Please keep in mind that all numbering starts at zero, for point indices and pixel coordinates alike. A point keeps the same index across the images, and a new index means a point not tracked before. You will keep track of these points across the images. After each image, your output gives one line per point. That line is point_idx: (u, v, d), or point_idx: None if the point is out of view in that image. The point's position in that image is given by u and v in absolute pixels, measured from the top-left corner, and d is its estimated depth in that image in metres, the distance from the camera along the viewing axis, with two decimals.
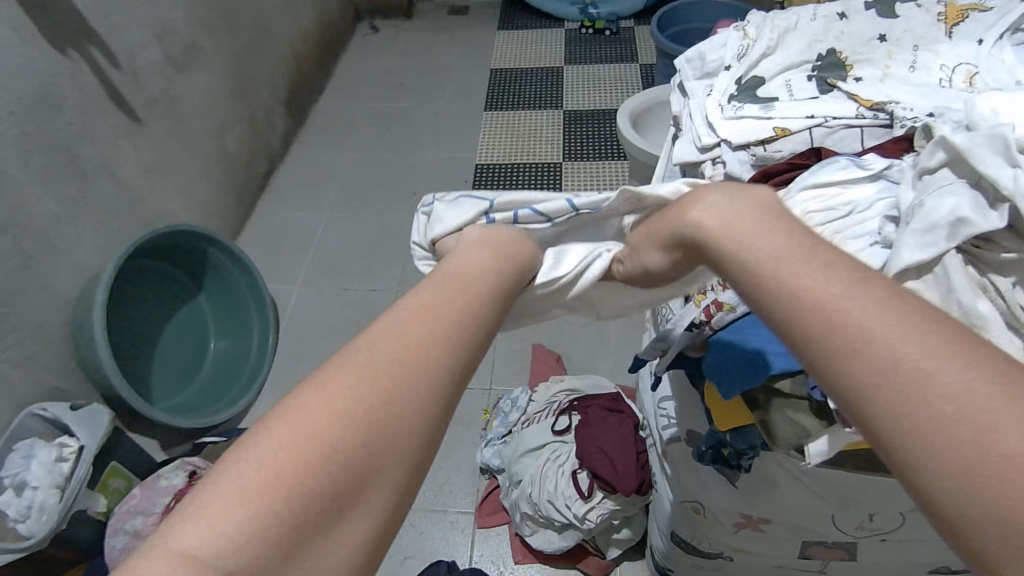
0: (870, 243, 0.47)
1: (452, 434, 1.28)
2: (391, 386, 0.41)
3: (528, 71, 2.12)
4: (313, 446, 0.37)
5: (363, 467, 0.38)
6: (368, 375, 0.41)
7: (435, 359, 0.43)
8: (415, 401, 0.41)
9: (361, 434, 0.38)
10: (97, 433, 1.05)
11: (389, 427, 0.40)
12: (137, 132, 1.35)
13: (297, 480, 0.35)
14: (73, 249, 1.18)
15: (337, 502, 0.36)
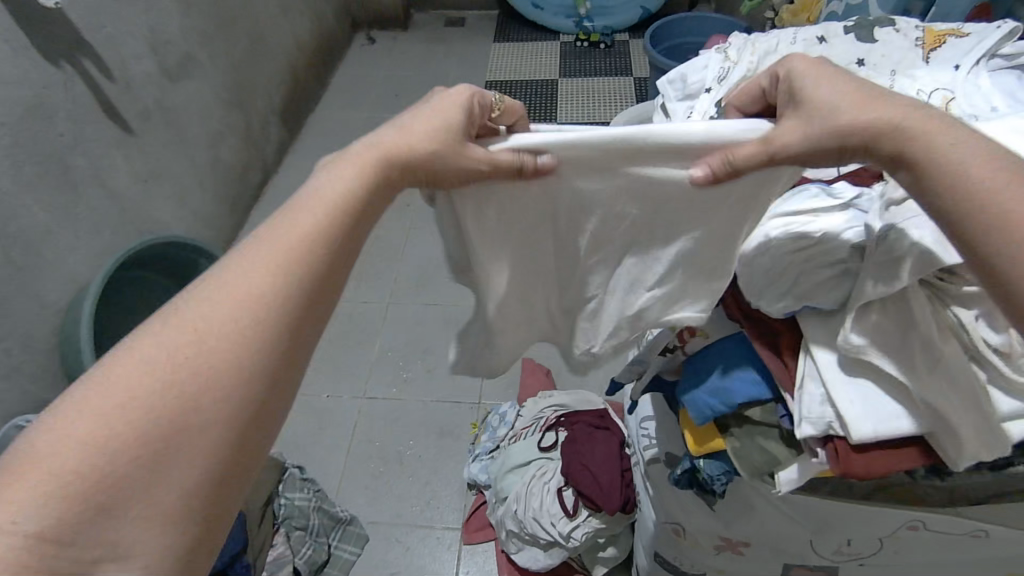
0: None
1: (441, 448, 1.28)
2: (210, 351, 0.37)
3: (524, 83, 2.14)
4: (135, 386, 0.35)
5: (167, 441, 0.35)
6: (184, 336, 0.37)
7: (259, 305, 0.39)
8: (231, 365, 0.37)
9: (194, 371, 0.37)
10: None
11: (201, 402, 0.36)
12: (130, 143, 1.35)
13: (118, 441, 0.34)
14: (64, 260, 1.18)
15: (154, 459, 0.35)
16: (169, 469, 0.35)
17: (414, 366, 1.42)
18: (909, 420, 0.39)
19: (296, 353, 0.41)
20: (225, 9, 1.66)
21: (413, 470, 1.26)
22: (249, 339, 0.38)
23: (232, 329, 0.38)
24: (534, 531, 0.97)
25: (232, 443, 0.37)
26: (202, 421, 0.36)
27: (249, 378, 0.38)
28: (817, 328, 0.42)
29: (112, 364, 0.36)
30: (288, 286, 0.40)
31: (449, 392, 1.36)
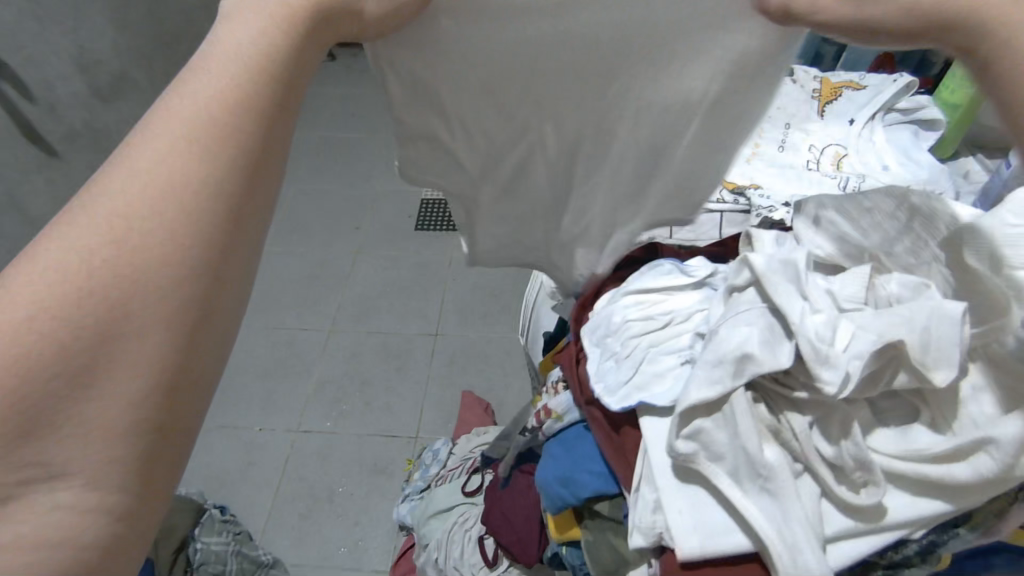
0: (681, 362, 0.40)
1: (372, 486, 1.24)
2: (135, 233, 0.31)
3: None
4: (41, 276, 0.30)
5: (93, 355, 0.30)
6: (100, 219, 0.31)
7: (194, 184, 0.32)
8: (168, 240, 0.31)
9: (124, 240, 0.31)
10: None
11: (123, 298, 0.30)
12: (54, 167, 1.30)
13: (34, 347, 0.29)
14: None
15: (91, 363, 0.30)
16: (109, 379, 0.30)
17: (352, 398, 1.37)
18: (739, 534, 0.36)
19: (253, 218, 0.35)
20: (166, 27, 1.61)
21: (344, 509, 1.22)
22: (181, 210, 0.32)
23: (157, 185, 0.32)
24: None
25: (185, 328, 0.32)
26: (134, 314, 0.31)
27: (197, 252, 0.32)
28: (654, 423, 0.39)
29: (13, 266, 0.30)
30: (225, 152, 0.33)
31: (385, 427, 1.32)
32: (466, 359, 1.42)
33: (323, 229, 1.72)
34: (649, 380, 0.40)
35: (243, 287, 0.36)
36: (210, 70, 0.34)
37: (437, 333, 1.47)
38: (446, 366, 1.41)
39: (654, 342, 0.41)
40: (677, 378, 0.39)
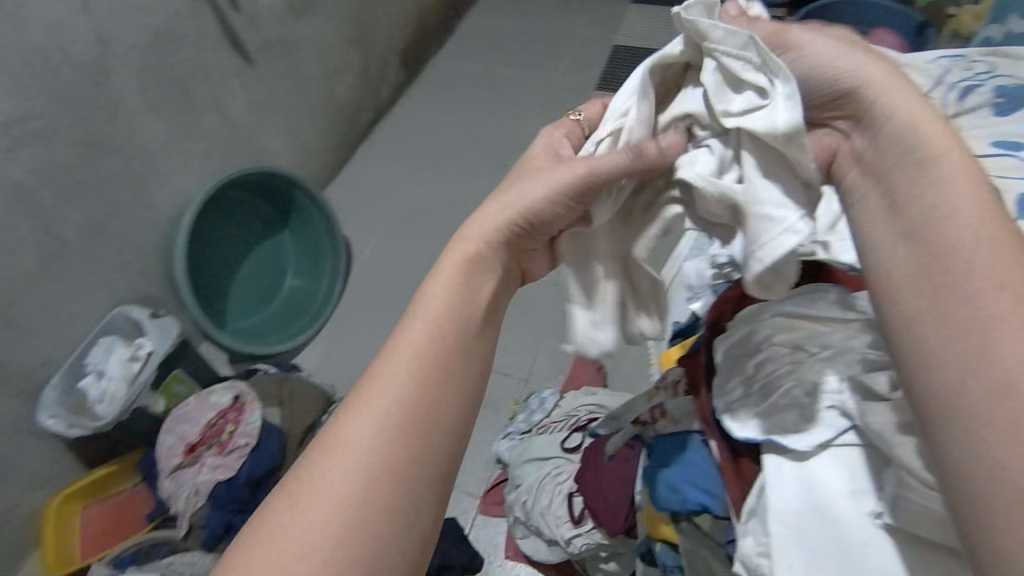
0: (826, 405, 0.49)
1: (480, 416, 1.30)
2: (372, 428, 0.45)
3: (655, 53, 1.98)
4: (330, 472, 0.44)
5: (364, 501, 0.43)
6: (391, 397, 0.47)
7: (400, 409, 0.46)
8: (438, 406, 0.48)
9: (376, 452, 0.45)
10: (167, 343, 1.21)
11: (422, 437, 0.47)
12: (249, 74, 1.39)
13: (344, 503, 0.43)
14: (177, 174, 1.29)
15: (384, 495, 0.44)
16: (389, 489, 0.44)
17: None
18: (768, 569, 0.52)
19: (428, 434, 0.47)
20: None
21: None
22: (435, 389, 0.48)
23: (398, 394, 0.47)
24: (539, 526, 1.01)
25: (421, 517, 0.45)
26: (442, 432, 0.47)
27: (453, 411, 0.49)
28: (777, 461, 0.50)
29: (329, 480, 0.44)
30: (456, 362, 0.50)
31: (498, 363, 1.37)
32: None
33: (477, 165, 1.77)
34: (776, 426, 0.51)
35: (430, 492, 0.46)
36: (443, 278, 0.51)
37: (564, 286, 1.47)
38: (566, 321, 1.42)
39: (792, 370, 0.52)
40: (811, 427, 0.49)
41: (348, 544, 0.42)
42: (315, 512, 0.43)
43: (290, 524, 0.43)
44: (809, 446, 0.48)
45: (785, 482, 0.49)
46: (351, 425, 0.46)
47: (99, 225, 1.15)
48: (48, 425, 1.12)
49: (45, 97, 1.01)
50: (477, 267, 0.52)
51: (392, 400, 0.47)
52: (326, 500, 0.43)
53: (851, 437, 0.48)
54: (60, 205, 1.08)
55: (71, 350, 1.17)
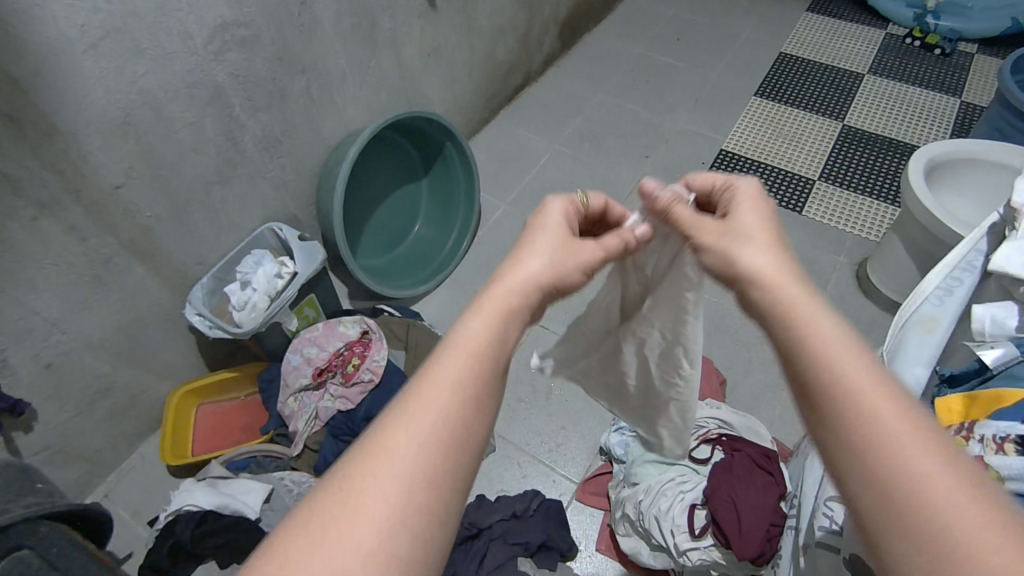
0: None
1: (589, 403, 1.28)
2: (397, 463, 0.43)
3: (823, 65, 1.89)
4: (357, 510, 0.41)
5: (391, 544, 0.41)
6: (434, 416, 0.45)
7: (435, 445, 0.45)
8: (478, 420, 0.48)
9: (404, 485, 0.42)
10: (311, 266, 1.23)
11: (454, 464, 0.45)
12: (429, 17, 1.41)
13: (369, 547, 0.40)
14: (346, 104, 1.32)
15: (414, 532, 0.42)
16: (415, 527, 0.42)
17: None
18: None
19: (456, 473, 0.45)
20: None
21: (557, 411, 1.28)
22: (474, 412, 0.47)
23: (429, 429, 0.45)
24: (649, 528, 0.96)
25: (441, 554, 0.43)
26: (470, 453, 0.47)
27: (486, 428, 0.48)
28: None
29: (346, 521, 0.41)
30: (492, 381, 0.50)
31: None
32: (714, 328, 1.36)
33: (619, 148, 1.72)
34: None
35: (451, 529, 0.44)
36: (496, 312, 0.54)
37: None
38: None
39: None
40: None
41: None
42: (335, 554, 0.39)
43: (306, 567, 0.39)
44: None
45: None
46: (374, 461, 0.43)
47: (272, 141, 1.19)
48: (193, 321, 1.14)
49: (261, 7, 1.04)
50: (510, 318, 0.53)
51: (422, 430, 0.45)
52: (365, 520, 0.41)
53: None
54: (248, 115, 1.12)
55: (224, 255, 1.21)
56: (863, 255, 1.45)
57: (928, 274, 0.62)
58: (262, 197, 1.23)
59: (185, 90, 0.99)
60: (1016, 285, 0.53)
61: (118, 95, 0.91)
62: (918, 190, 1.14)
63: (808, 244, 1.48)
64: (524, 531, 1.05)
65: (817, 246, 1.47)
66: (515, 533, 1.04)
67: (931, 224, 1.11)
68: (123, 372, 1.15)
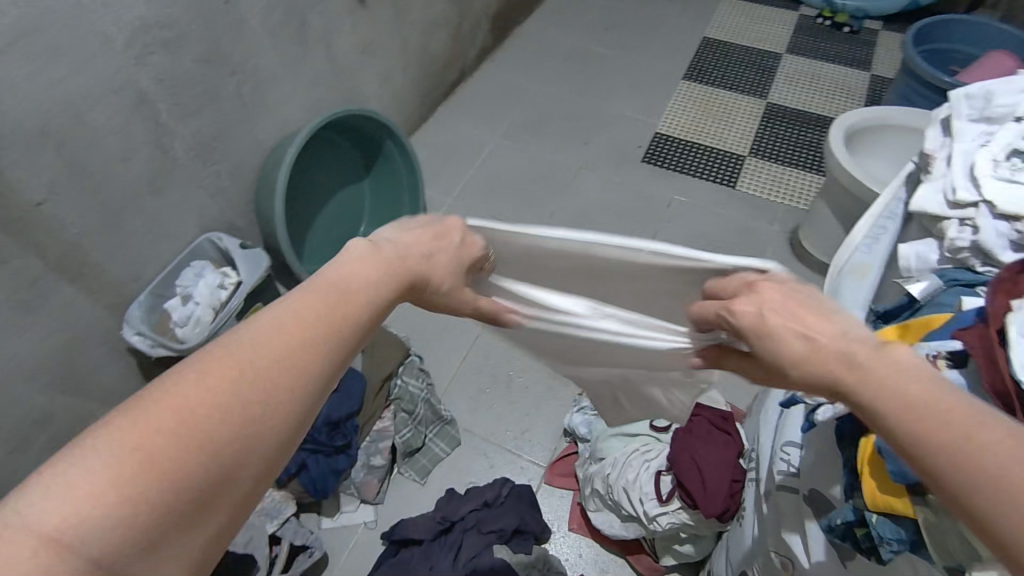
0: None
1: (550, 387, 1.30)
2: (214, 399, 0.36)
3: (743, 47, 1.98)
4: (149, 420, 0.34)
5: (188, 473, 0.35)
6: (254, 348, 0.38)
7: (273, 379, 0.38)
8: (271, 416, 0.38)
9: (214, 399, 0.36)
10: (256, 273, 1.20)
11: (285, 395, 0.39)
12: (359, 13, 1.40)
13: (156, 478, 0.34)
14: (280, 105, 1.29)
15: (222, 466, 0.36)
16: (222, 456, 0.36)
17: None
18: None
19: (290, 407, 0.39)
20: None
21: (519, 398, 1.29)
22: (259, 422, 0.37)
23: (260, 350, 0.39)
24: (618, 500, 0.98)
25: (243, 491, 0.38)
26: (233, 492, 0.37)
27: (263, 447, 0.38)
28: None
29: (125, 435, 0.34)
30: (315, 349, 0.40)
31: None
32: None
33: (559, 136, 1.75)
34: None
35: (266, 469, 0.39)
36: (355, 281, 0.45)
37: None
38: None
39: None
40: None
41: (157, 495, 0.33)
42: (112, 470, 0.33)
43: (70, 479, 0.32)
44: None
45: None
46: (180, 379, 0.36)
47: (206, 145, 1.15)
48: (132, 341, 1.09)
49: (184, 6, 1.01)
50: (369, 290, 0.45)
51: (245, 357, 0.38)
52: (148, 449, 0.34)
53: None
54: (176, 121, 1.07)
55: (161, 270, 1.16)
56: (795, 223, 1.53)
57: (856, 224, 0.66)
58: (198, 205, 1.19)
59: (107, 96, 0.95)
60: (933, 223, 0.57)
61: (34, 104, 0.86)
62: (842, 153, 1.21)
63: (745, 217, 1.54)
64: (496, 518, 1.05)
65: (753, 218, 1.54)
66: (488, 521, 1.04)
67: (856, 185, 1.17)
68: (60, 402, 1.08)
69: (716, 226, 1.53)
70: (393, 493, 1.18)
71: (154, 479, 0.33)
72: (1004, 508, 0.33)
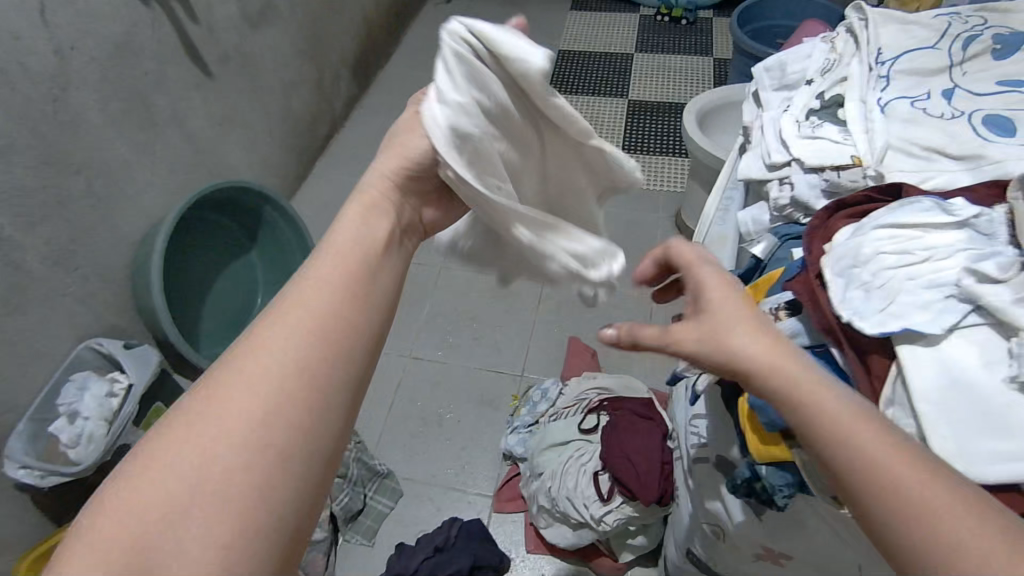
0: (943, 297, 0.44)
1: (481, 415, 1.29)
2: (239, 413, 0.42)
3: (597, 53, 2.09)
4: (191, 441, 0.41)
5: (228, 486, 0.39)
6: (267, 360, 0.44)
7: (289, 393, 0.43)
8: (287, 425, 0.42)
9: (242, 416, 0.42)
10: (147, 373, 1.12)
11: (304, 405, 0.43)
12: (208, 86, 1.36)
13: (202, 486, 0.39)
14: (140, 194, 1.23)
15: (256, 475, 0.40)
16: (257, 468, 0.40)
17: (464, 332, 1.42)
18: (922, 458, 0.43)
19: (306, 414, 0.43)
20: None
21: (453, 434, 1.27)
22: (293, 433, 0.42)
23: (271, 364, 0.44)
24: (565, 510, 0.99)
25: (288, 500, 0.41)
26: (270, 493, 0.40)
27: (300, 452, 0.42)
28: (913, 349, 0.44)
29: (169, 458, 0.40)
30: (321, 360, 0.45)
31: (491, 361, 1.37)
32: (574, 307, 1.44)
33: None
34: (911, 313, 0.44)
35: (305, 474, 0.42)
36: (360, 295, 0.49)
37: (545, 280, 1.49)
38: (553, 312, 1.43)
39: (915, 275, 0.46)
40: (939, 313, 0.43)
41: (202, 503, 0.39)
42: (164, 488, 0.39)
43: (128, 500, 0.39)
44: (942, 328, 0.43)
45: (927, 368, 0.43)
46: (210, 403, 0.42)
47: (63, 251, 1.08)
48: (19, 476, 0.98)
49: (5, 111, 0.95)
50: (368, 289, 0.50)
51: (263, 376, 0.43)
52: (188, 466, 0.40)
53: (976, 317, 0.44)
54: (22, 232, 1.00)
55: (37, 392, 1.05)
56: (676, 206, 1.61)
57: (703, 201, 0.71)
58: (68, 315, 1.11)
59: None
60: (760, 186, 0.62)
61: None
62: (697, 135, 1.30)
63: (630, 210, 1.61)
64: (451, 561, 1.02)
65: (638, 210, 1.61)
66: (442, 566, 1.01)
67: (716, 162, 1.26)
68: None
69: (607, 224, 1.59)
70: (343, 564, 1.13)
71: (191, 479, 0.40)
72: (910, 531, 0.38)
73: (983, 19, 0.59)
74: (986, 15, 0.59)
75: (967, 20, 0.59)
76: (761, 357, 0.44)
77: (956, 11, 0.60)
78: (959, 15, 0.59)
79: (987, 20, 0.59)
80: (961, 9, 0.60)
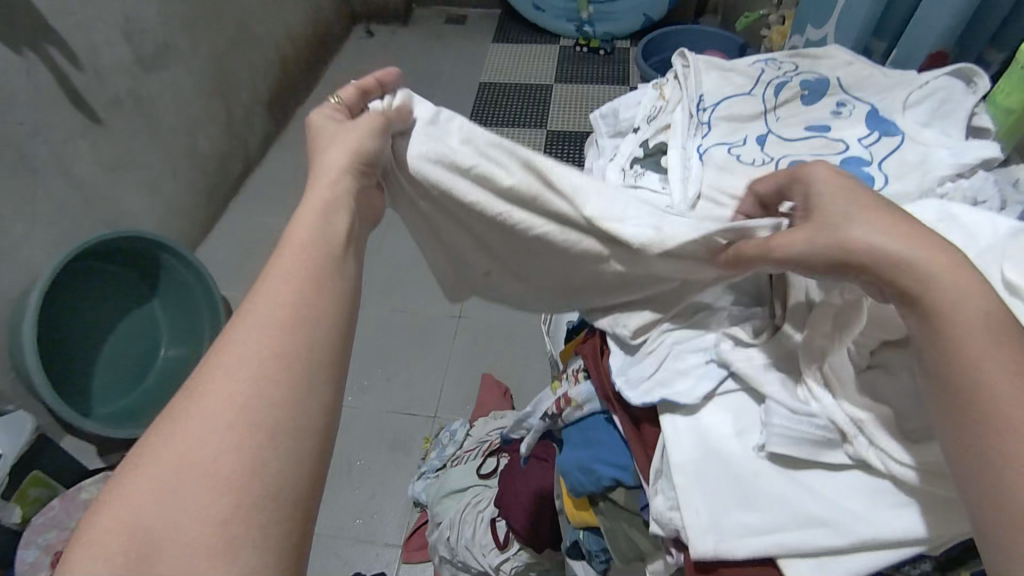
0: (704, 361, 0.50)
1: (392, 461, 1.25)
2: (232, 406, 0.38)
3: (516, 84, 2.11)
4: (191, 436, 0.37)
5: (236, 479, 0.36)
6: (255, 347, 0.40)
7: (289, 375, 0.40)
8: (288, 418, 0.39)
9: (235, 404, 0.38)
10: (20, 441, 1.04)
11: (302, 390, 0.40)
12: (97, 133, 1.31)
13: (213, 478, 0.36)
14: (17, 249, 1.17)
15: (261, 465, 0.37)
16: (265, 456, 0.37)
17: (375, 373, 1.38)
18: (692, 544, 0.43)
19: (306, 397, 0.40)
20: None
21: (363, 482, 1.23)
22: (287, 408, 0.39)
23: (261, 348, 0.40)
24: (464, 560, 0.96)
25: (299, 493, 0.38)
26: (276, 481, 0.37)
27: (289, 435, 0.38)
28: (675, 419, 0.48)
29: (169, 447, 0.37)
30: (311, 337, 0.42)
31: (403, 402, 1.34)
32: (489, 343, 1.42)
33: None
34: (674, 377, 0.49)
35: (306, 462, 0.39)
36: (336, 268, 0.46)
37: (460, 315, 1.47)
38: (467, 349, 1.41)
39: (679, 341, 0.52)
40: (698, 377, 0.49)
41: (215, 499, 0.35)
42: (171, 480, 0.36)
43: (128, 497, 0.36)
44: (697, 398, 0.48)
45: (683, 438, 0.47)
46: (204, 389, 0.39)
47: None
48: None
49: None
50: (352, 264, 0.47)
51: (260, 359, 0.40)
52: (189, 457, 0.37)
53: (732, 381, 0.49)
54: None
55: None
56: None
57: None
58: None
59: None
60: None
61: None
62: None
63: None
64: None
65: None
66: None
67: None
68: None
69: None
70: None
71: (191, 475, 0.36)
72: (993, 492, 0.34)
73: (784, 77, 0.69)
74: (789, 74, 0.69)
75: (773, 77, 0.69)
76: (877, 219, 0.39)
77: (762, 70, 0.70)
78: (767, 73, 0.69)
79: (790, 78, 0.68)
80: (768, 68, 0.70)
